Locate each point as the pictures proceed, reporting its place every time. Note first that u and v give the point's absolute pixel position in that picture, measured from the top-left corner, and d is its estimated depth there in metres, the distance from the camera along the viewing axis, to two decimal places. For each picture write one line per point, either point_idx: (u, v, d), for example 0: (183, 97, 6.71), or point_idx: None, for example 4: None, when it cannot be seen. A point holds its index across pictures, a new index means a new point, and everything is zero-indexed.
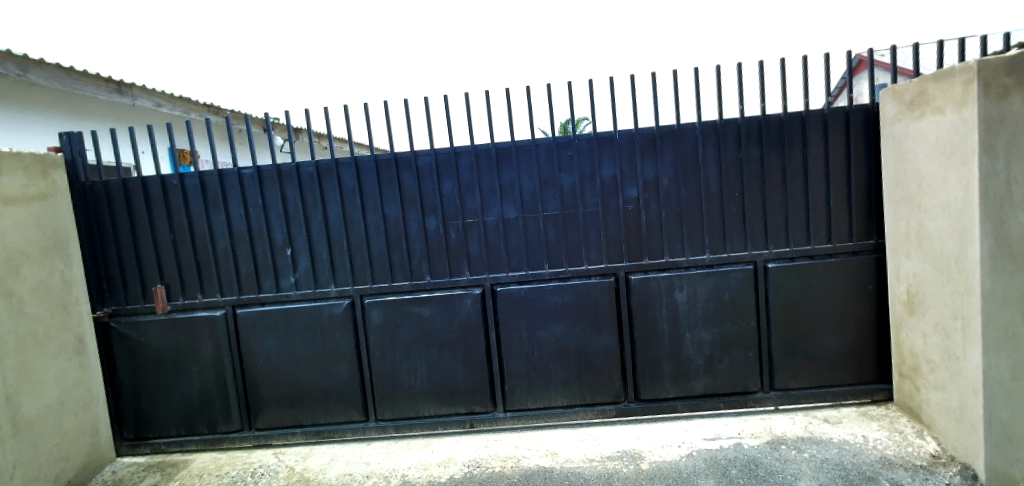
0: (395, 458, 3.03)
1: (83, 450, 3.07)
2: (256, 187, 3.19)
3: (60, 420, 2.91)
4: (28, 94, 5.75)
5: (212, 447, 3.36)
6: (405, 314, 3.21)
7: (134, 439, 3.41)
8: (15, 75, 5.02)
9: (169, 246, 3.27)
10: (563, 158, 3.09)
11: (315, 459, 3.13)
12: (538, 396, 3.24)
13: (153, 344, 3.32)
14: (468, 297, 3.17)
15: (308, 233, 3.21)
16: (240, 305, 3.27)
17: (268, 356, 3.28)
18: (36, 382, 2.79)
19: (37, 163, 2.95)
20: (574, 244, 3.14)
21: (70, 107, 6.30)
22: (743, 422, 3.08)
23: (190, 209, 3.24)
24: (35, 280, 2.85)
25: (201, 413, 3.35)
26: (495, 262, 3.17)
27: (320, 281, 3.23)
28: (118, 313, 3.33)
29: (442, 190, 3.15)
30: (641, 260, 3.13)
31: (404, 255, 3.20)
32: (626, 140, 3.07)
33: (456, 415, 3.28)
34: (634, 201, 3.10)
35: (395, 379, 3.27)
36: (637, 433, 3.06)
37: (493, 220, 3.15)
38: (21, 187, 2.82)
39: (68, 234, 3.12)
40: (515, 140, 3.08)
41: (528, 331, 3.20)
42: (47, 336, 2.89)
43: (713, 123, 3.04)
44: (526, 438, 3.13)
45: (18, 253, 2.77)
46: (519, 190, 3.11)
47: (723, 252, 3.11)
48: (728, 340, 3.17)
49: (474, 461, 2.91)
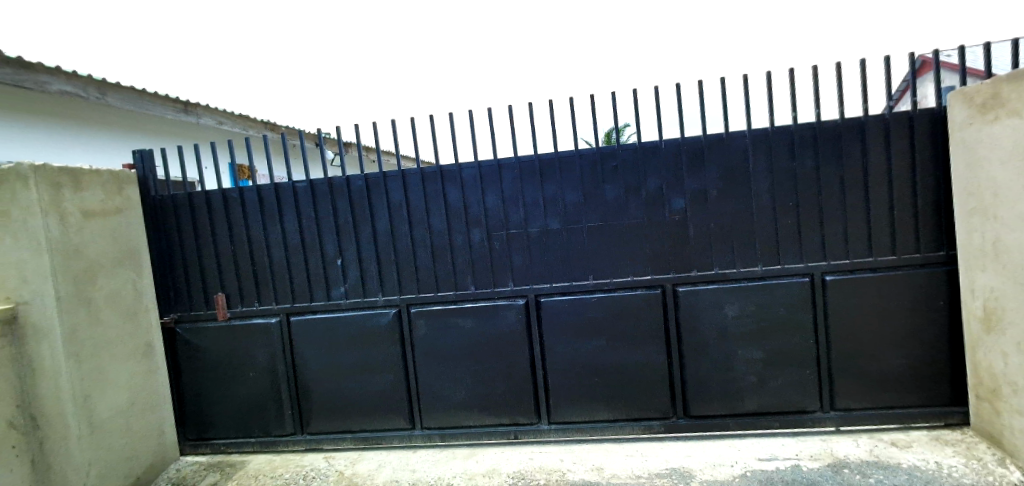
0: (441, 467, 3.05)
1: (150, 449, 3.25)
2: (309, 200, 3.32)
3: (131, 421, 3.10)
4: (106, 117, 6.24)
5: (267, 449, 3.49)
6: (449, 323, 3.25)
7: (196, 439, 3.58)
8: (95, 97, 5.46)
9: (229, 256, 3.44)
10: (607, 169, 3.08)
11: (363, 464, 3.19)
12: (583, 409, 3.19)
13: (212, 349, 3.49)
14: (512, 309, 3.18)
15: (358, 243, 3.31)
16: (293, 313, 3.40)
17: (319, 363, 3.39)
18: (108, 383, 2.98)
19: (113, 179, 3.19)
20: (619, 257, 3.10)
21: (142, 127, 6.79)
22: (801, 443, 2.93)
23: (249, 222, 3.41)
24: (111, 288, 3.07)
25: (255, 415, 3.49)
26: (539, 273, 3.17)
27: (368, 292, 3.33)
28: (182, 319, 3.52)
29: (486, 203, 3.18)
30: (690, 272, 3.05)
31: (449, 266, 3.24)
32: (670, 149, 3.02)
33: (500, 426, 3.27)
34: (681, 212, 3.03)
35: (441, 390, 3.31)
36: (686, 451, 2.96)
37: (536, 231, 3.16)
38: (99, 202, 3.06)
39: (139, 246, 3.34)
40: (558, 152, 3.09)
41: (571, 343, 3.17)
42: (119, 341, 3.09)
43: (763, 131, 2.95)
44: (572, 452, 3.09)
45: (96, 264, 2.99)
46: (562, 201, 3.11)
47: (777, 265, 2.99)
48: (784, 355, 3.03)
49: (519, 473, 2.89)
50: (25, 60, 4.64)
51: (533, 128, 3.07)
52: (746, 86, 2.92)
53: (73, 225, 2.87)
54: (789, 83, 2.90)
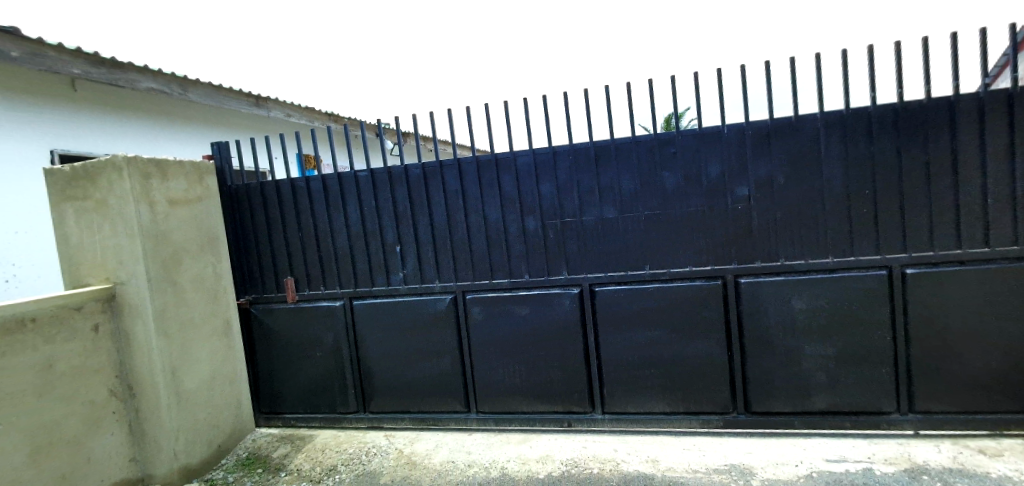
0: (495, 451, 3.12)
1: (230, 420, 3.51)
2: (370, 189, 3.44)
3: (212, 393, 3.37)
4: (188, 112, 6.71)
5: (333, 425, 3.70)
6: (504, 311, 3.29)
7: (269, 412, 3.85)
8: (178, 93, 5.88)
9: (297, 242, 3.64)
10: (666, 156, 2.99)
11: (421, 444, 3.32)
12: (638, 401, 3.16)
13: (282, 329, 3.72)
14: (566, 298, 3.17)
15: (416, 231, 3.40)
16: (355, 297, 3.55)
17: (379, 346, 3.53)
18: (193, 358, 3.24)
19: (195, 170, 3.43)
20: (678, 246, 3.01)
21: (220, 121, 7.26)
22: (874, 446, 2.77)
23: (314, 210, 3.58)
24: (194, 271, 3.32)
25: (321, 393, 3.69)
26: (594, 263, 3.14)
27: (425, 278, 3.42)
28: (256, 301, 3.77)
29: (540, 191, 3.18)
30: (753, 263, 2.92)
31: (504, 254, 3.28)
32: (734, 135, 2.89)
33: (554, 413, 3.30)
34: (745, 201, 2.91)
35: (495, 376, 3.36)
36: (746, 448, 2.87)
37: (592, 220, 3.12)
38: (183, 191, 3.31)
39: (218, 233, 3.59)
40: (614, 138, 3.03)
41: (626, 334, 3.13)
42: (202, 320, 3.34)
43: (837, 114, 2.76)
44: (626, 443, 3.07)
45: (181, 249, 3.24)
46: (618, 189, 3.06)
47: (851, 256, 2.81)
48: (856, 352, 2.85)
49: (572, 461, 2.91)
50: (115, 59, 5.14)
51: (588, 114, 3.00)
52: (820, 66, 2.73)
53: (160, 212, 3.11)
54: (868, 60, 2.69)
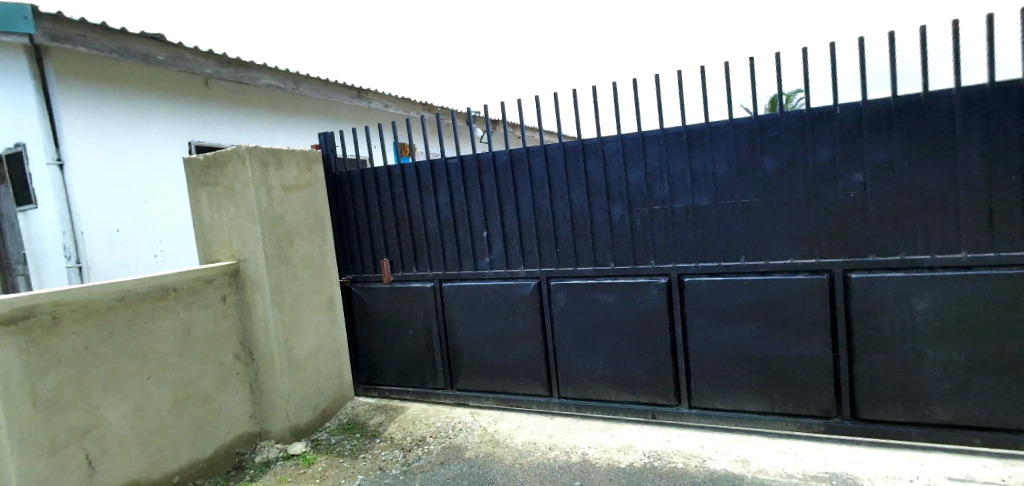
0: (577, 436, 3.15)
1: (334, 387, 3.84)
2: (460, 176, 3.56)
3: (319, 362, 3.70)
4: (300, 105, 7.33)
5: (423, 399, 3.92)
6: (588, 298, 3.28)
7: (367, 383, 4.17)
8: (292, 87, 6.42)
9: (392, 226, 3.87)
10: (767, 140, 2.79)
11: (504, 423, 3.43)
12: (728, 397, 3.02)
13: (379, 307, 3.99)
14: (653, 287, 3.09)
15: (503, 217, 3.47)
16: (444, 280, 3.72)
17: (467, 327, 3.68)
18: (303, 329, 3.57)
19: (305, 158, 3.74)
20: (779, 237, 2.81)
21: (327, 112, 7.85)
22: (1011, 469, 2.43)
23: (408, 195, 3.77)
24: (304, 251, 3.65)
25: (413, 368, 3.93)
26: (683, 252, 3.02)
27: (510, 263, 3.50)
28: (356, 280, 4.07)
29: (628, 177, 3.11)
30: (866, 257, 2.65)
31: (589, 241, 3.25)
32: (848, 115, 2.63)
33: (638, 404, 3.25)
34: (859, 188, 2.64)
35: (578, 362, 3.38)
36: (851, 456, 2.65)
37: (682, 207, 3.00)
38: (295, 178, 3.63)
39: (325, 216, 3.91)
40: (709, 121, 2.88)
41: (717, 328, 2.99)
42: (310, 295, 3.67)
43: (978, 88, 2.40)
44: (714, 440, 2.95)
45: (293, 230, 3.57)
46: (712, 175, 2.91)
47: (990, 252, 2.45)
48: (994, 362, 2.50)
49: (656, 453, 2.86)
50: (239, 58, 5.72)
51: (682, 96, 2.87)
52: (959, 33, 2.39)
53: (276, 197, 3.45)
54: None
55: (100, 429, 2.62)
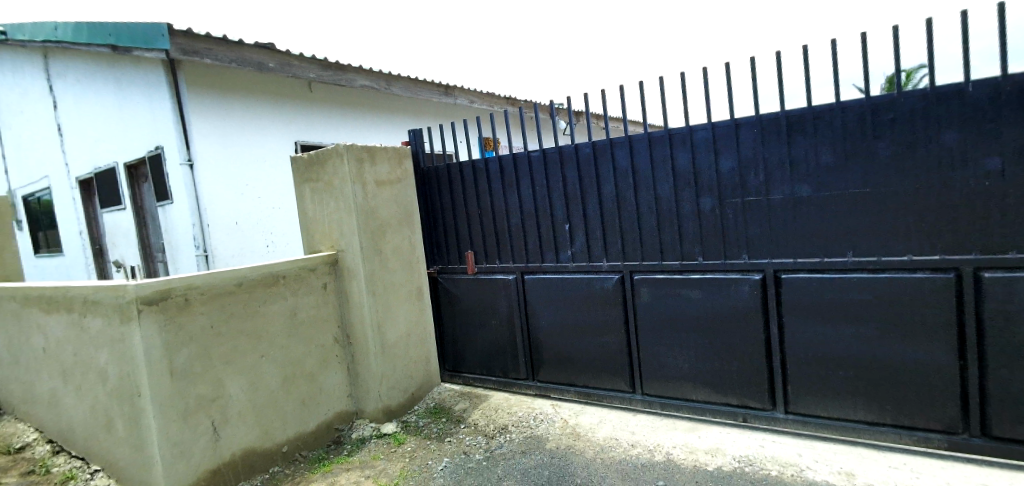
0: (661, 435, 3.07)
1: (421, 372, 4.03)
2: (543, 168, 3.57)
3: (408, 348, 3.89)
4: (393, 104, 7.71)
5: (505, 388, 4.02)
6: (674, 293, 3.18)
7: (452, 370, 4.34)
8: (384, 87, 6.76)
9: (476, 219, 3.98)
10: (881, 124, 2.52)
11: (585, 417, 3.42)
12: (831, 404, 2.80)
13: (463, 297, 4.13)
14: (746, 283, 2.93)
15: (585, 209, 3.45)
16: (526, 272, 3.76)
17: (548, 319, 3.70)
18: (394, 316, 3.78)
19: (396, 154, 3.93)
20: (895, 230, 2.54)
21: (417, 110, 8.20)
22: None
23: (492, 188, 3.85)
24: (394, 242, 3.85)
25: (495, 358, 4.03)
26: (780, 246, 2.83)
27: (592, 256, 3.46)
28: (443, 271, 4.24)
29: (719, 167, 2.96)
30: (1003, 254, 2.32)
31: (675, 234, 3.14)
32: (983, 92, 2.30)
33: (728, 405, 3.11)
34: (996, 175, 2.32)
35: (664, 359, 3.28)
36: (982, 479, 2.35)
37: (780, 199, 2.81)
38: (386, 172, 3.83)
39: (414, 209, 4.09)
40: (812, 104, 2.66)
41: (819, 329, 2.77)
42: (399, 284, 3.86)
43: None
44: (814, 448, 2.75)
45: (385, 222, 3.78)
46: (816, 164, 2.69)
47: None
48: None
49: (747, 458, 2.72)
50: (338, 63, 6.13)
51: (781, 79, 2.68)
52: None
53: (370, 191, 3.66)
54: None
55: (224, 399, 2.96)
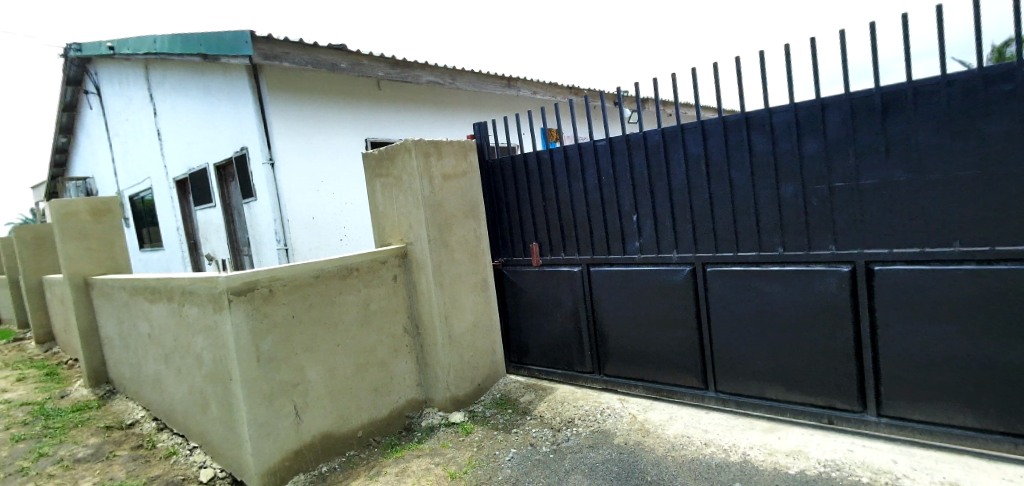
0: (736, 435, 2.93)
1: (487, 363, 4.08)
2: (609, 158, 3.49)
3: (474, 339, 3.95)
4: (457, 99, 7.84)
5: (570, 381, 3.99)
6: (751, 286, 3.01)
7: (517, 362, 4.36)
8: (449, 82, 6.88)
9: (541, 210, 3.96)
10: (997, 97, 2.25)
11: (655, 413, 3.33)
12: (933, 409, 2.54)
13: (528, 289, 4.14)
14: (833, 276, 2.72)
15: (654, 199, 3.34)
16: (593, 264, 3.71)
17: (615, 312, 3.63)
18: (460, 308, 3.84)
19: (462, 148, 3.99)
20: (1012, 216, 2.25)
21: (480, 103, 8.29)
22: None
23: (557, 179, 3.82)
24: (460, 234, 3.91)
25: (561, 350, 4.01)
26: (873, 236, 2.60)
27: (662, 248, 3.35)
28: (507, 263, 4.27)
29: (802, 151, 2.76)
30: None
31: (752, 224, 2.97)
32: None
33: (812, 406, 2.91)
34: None
35: (740, 355, 3.12)
36: None
37: (872, 184, 2.59)
38: (452, 166, 3.89)
39: (479, 202, 4.13)
40: (911, 79, 2.42)
41: (918, 326, 2.52)
42: (466, 276, 3.92)
43: None
44: (913, 456, 2.51)
45: (451, 215, 3.84)
46: (916, 144, 2.45)
47: None
48: None
49: (833, 462, 2.54)
50: (405, 60, 6.29)
51: (875, 52, 2.46)
52: None
53: (437, 185, 3.74)
54: None
55: (305, 384, 3.13)
